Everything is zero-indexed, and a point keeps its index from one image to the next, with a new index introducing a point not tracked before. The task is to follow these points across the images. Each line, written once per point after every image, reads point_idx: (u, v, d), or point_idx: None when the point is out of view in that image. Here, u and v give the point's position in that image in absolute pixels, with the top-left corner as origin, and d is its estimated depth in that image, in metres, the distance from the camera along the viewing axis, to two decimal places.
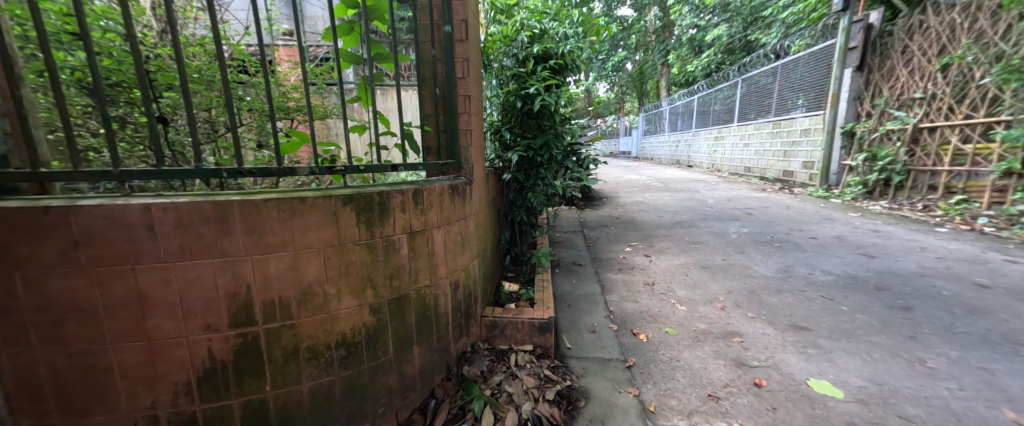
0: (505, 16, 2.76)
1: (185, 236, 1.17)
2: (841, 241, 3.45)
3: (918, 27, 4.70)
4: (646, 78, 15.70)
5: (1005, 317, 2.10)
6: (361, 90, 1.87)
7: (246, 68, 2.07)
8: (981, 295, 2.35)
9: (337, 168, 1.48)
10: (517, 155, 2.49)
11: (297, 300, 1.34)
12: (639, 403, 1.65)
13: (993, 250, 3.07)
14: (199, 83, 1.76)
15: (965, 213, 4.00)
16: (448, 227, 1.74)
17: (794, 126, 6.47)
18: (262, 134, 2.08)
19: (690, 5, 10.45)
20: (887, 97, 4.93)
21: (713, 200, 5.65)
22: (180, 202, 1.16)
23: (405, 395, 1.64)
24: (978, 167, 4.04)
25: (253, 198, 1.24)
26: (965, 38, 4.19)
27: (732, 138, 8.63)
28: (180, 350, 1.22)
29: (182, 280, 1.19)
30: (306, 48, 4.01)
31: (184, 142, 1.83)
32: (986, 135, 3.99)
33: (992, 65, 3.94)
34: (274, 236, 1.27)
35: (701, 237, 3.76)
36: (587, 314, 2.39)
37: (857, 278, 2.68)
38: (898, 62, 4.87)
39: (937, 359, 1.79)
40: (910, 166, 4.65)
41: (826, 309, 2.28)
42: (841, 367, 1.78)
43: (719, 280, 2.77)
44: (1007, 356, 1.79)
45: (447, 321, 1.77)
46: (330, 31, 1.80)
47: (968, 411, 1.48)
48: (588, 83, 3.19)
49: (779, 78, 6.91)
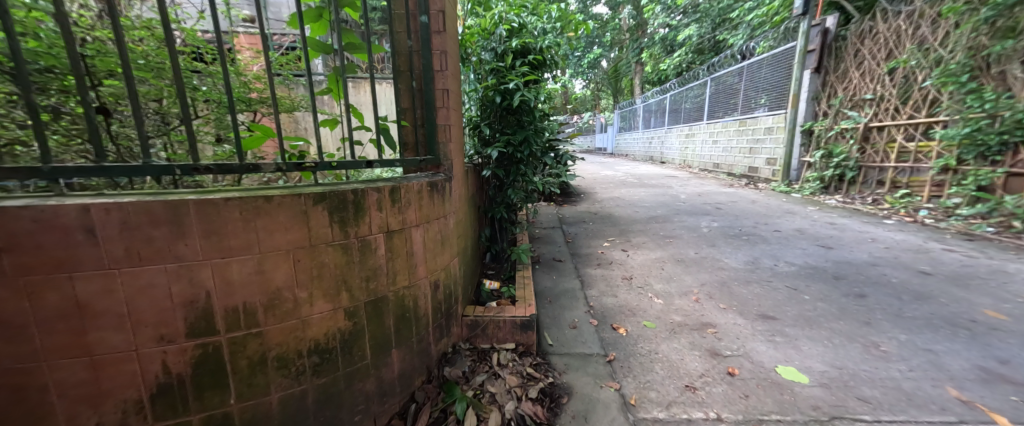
0: (482, 9, 2.71)
1: (132, 238, 1.06)
2: (802, 234, 3.68)
3: (868, 32, 5.07)
4: (620, 75, 15.98)
5: (945, 302, 2.30)
6: (331, 81, 1.74)
7: (201, 56, 1.91)
8: (924, 281, 2.57)
9: (307, 165, 1.39)
10: (496, 151, 2.43)
11: (264, 306, 1.25)
12: (619, 397, 1.67)
13: (934, 240, 3.38)
14: (145, 70, 1.61)
15: (909, 206, 4.39)
16: (428, 225, 1.69)
17: (758, 125, 6.83)
18: (222, 126, 1.91)
19: (663, 5, 10.69)
20: (842, 97, 5.29)
21: (685, 195, 5.86)
22: (126, 202, 1.05)
23: (384, 400, 1.57)
24: (920, 164, 4.41)
25: (211, 197, 1.14)
26: (910, 43, 4.53)
27: (702, 135, 8.98)
28: (129, 364, 1.11)
29: (131, 288, 1.08)
30: (274, 37, 3.75)
31: (130, 135, 1.65)
32: (926, 134, 4.35)
33: (932, 69, 4.28)
34: (236, 238, 1.18)
35: (676, 232, 3.88)
36: (568, 309, 2.41)
37: (817, 268, 2.87)
38: (851, 65, 5.23)
39: (889, 342, 1.94)
40: (862, 162, 5.01)
41: (791, 299, 2.42)
42: (806, 353, 1.89)
43: (693, 273, 2.87)
44: (947, 337, 1.96)
45: (427, 322, 1.72)
46: (297, 17, 1.67)
47: (917, 390, 1.62)
48: (566, 79, 3.16)
49: (745, 78, 7.25)
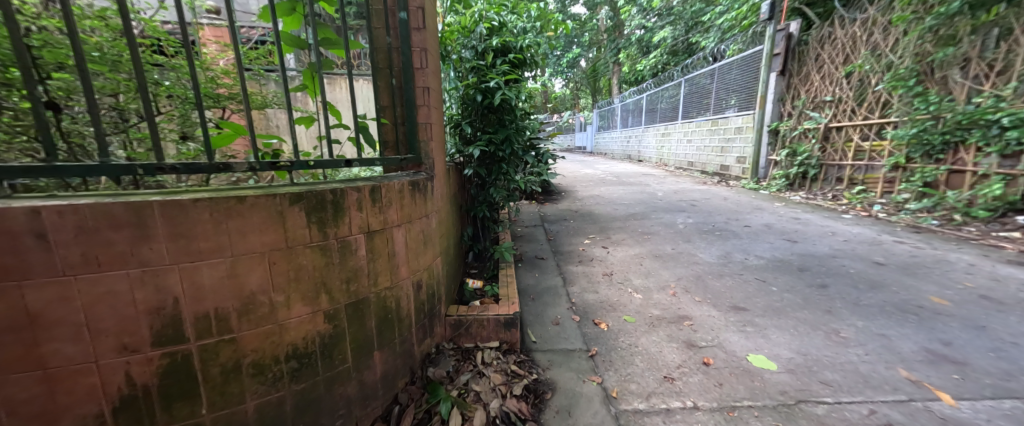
0: (461, 7, 2.69)
1: (90, 243, 0.99)
2: (770, 228, 3.87)
3: (828, 38, 5.37)
4: (598, 74, 16.21)
5: (896, 290, 2.48)
6: (307, 77, 1.68)
7: (162, 49, 1.81)
8: (878, 271, 2.76)
9: (281, 164, 1.34)
10: (478, 150, 2.43)
11: (238, 312, 1.20)
12: (602, 390, 1.71)
13: (886, 233, 3.63)
14: (101, 63, 1.50)
15: (864, 201, 4.69)
16: (410, 225, 1.66)
17: (729, 125, 7.11)
18: (187, 123, 1.82)
19: (638, 7, 10.93)
20: (805, 99, 5.58)
21: (662, 192, 6.03)
22: (81, 204, 0.98)
23: (366, 404, 1.54)
24: (873, 162, 4.72)
25: (177, 198, 1.08)
26: (864, 49, 4.83)
27: (677, 134, 9.25)
28: (88, 377, 1.04)
29: (89, 296, 1.01)
30: (247, 30, 3.58)
31: (83, 132, 1.54)
32: (879, 133, 4.66)
33: (884, 73, 4.58)
34: (206, 241, 1.12)
35: (653, 228, 4.00)
36: (550, 306, 2.43)
37: (784, 261, 3.02)
38: (813, 68, 5.53)
39: (848, 329, 2.08)
40: (823, 161, 5.31)
41: (760, 290, 2.54)
42: (774, 342, 1.99)
43: (670, 268, 2.96)
44: (898, 322, 2.12)
45: (410, 323, 1.69)
46: (268, 10, 1.60)
47: (872, 373, 1.74)
48: (545, 78, 3.19)
49: (716, 79, 7.52)
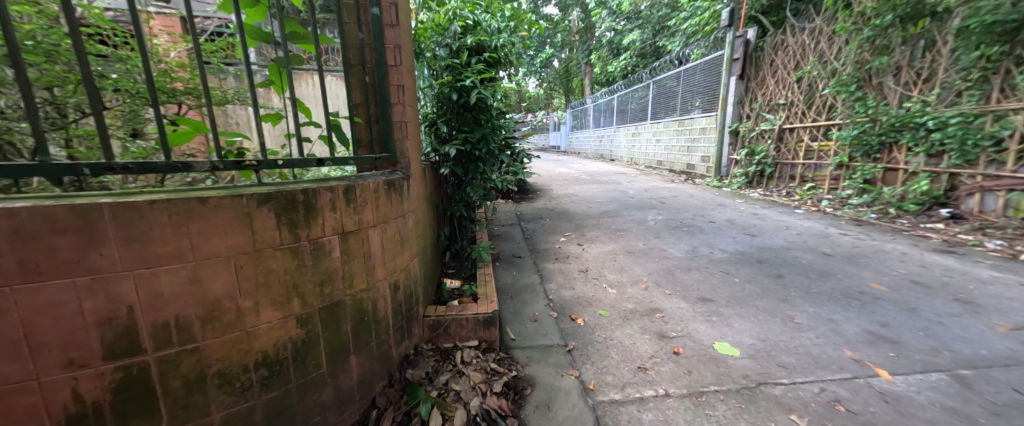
0: (435, 4, 2.65)
1: (29, 249, 0.91)
2: (732, 223, 4.09)
3: (781, 45, 5.73)
4: (570, 75, 16.47)
5: (842, 278, 2.70)
6: (273, 73, 1.62)
7: (107, 38, 1.67)
8: (826, 261, 3.00)
9: (248, 163, 1.28)
10: (454, 149, 2.42)
11: (201, 319, 1.14)
12: (579, 383, 1.75)
13: (833, 226, 3.93)
14: (37, 53, 1.38)
15: (813, 197, 5.05)
16: (386, 225, 1.63)
17: (693, 125, 7.44)
18: (136, 120, 1.70)
19: (608, 10, 11.20)
20: (761, 102, 5.94)
21: (634, 190, 6.23)
22: (18, 208, 0.90)
23: (342, 409, 1.50)
24: (821, 161, 5.10)
25: (131, 200, 1.01)
26: (812, 56, 5.20)
27: (646, 134, 9.58)
28: (29, 396, 0.95)
29: (28, 308, 0.92)
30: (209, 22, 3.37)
31: (15, 129, 1.40)
32: (826, 134, 5.04)
33: (829, 79, 4.95)
34: (164, 245, 1.05)
35: (625, 225, 4.13)
36: (528, 304, 2.46)
37: (745, 254, 3.21)
38: (769, 73, 5.89)
39: (801, 315, 2.24)
40: (778, 160, 5.68)
41: (724, 282, 2.69)
42: (736, 329, 2.12)
43: (642, 263, 3.07)
44: (844, 308, 2.31)
45: (387, 325, 1.66)
46: (230, 1, 1.52)
47: (822, 354, 1.89)
48: (519, 78, 3.20)
49: (682, 82, 7.85)
